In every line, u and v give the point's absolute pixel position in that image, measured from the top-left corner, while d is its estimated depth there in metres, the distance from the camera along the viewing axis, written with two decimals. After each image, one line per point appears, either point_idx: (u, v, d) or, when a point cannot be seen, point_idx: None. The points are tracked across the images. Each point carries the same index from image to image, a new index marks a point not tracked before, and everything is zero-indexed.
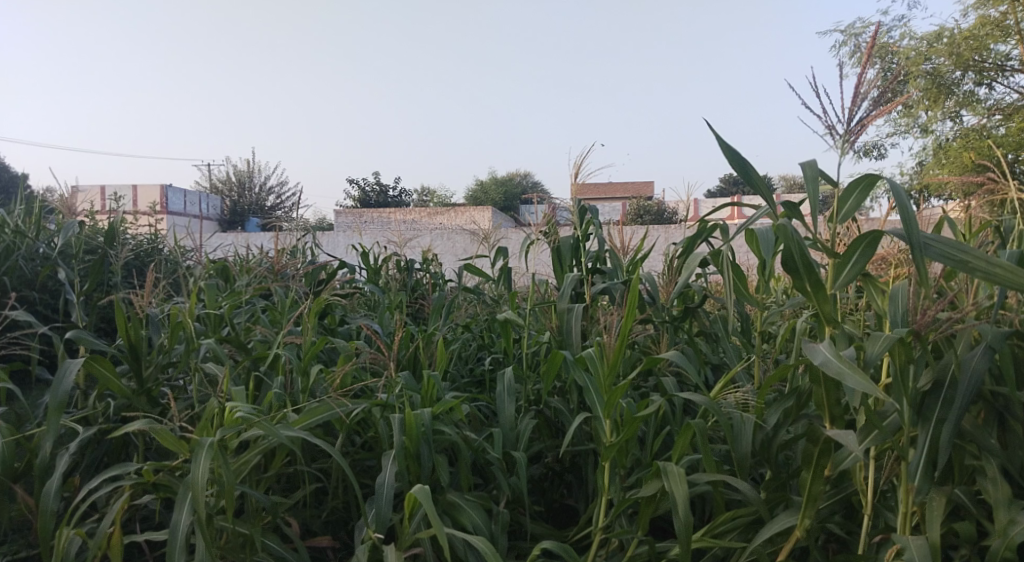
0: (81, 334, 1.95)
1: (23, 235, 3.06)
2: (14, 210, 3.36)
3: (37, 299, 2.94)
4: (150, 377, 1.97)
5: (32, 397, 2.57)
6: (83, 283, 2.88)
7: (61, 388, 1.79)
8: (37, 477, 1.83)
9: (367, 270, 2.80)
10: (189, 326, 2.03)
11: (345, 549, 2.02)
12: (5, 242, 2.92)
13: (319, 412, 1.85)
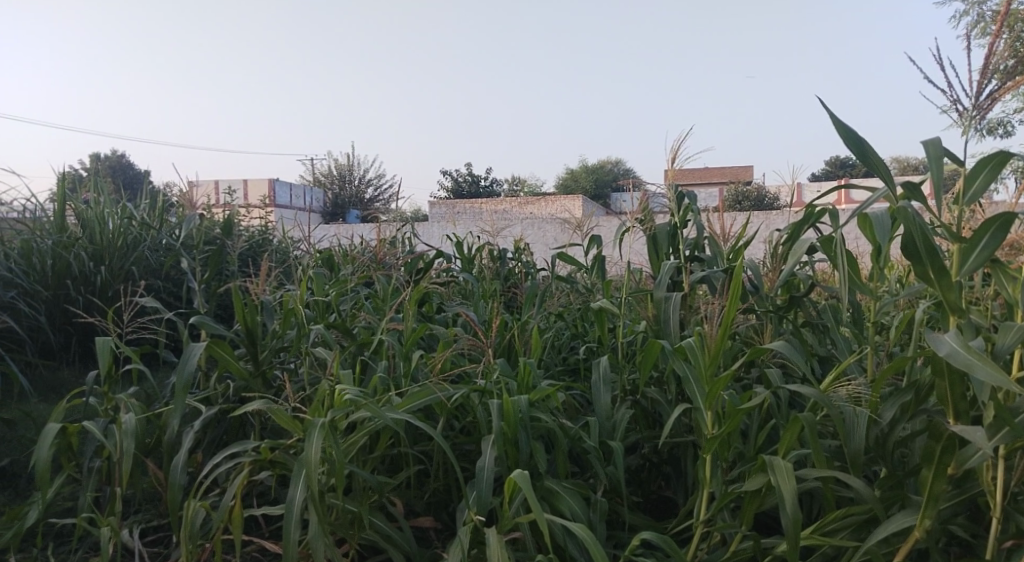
0: (203, 319, 2.09)
1: (149, 228, 3.30)
2: (140, 205, 3.63)
3: (162, 287, 3.16)
4: (265, 360, 2.09)
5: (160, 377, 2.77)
6: (203, 271, 3.07)
7: (187, 370, 1.93)
8: (166, 452, 1.97)
9: (461, 259, 2.76)
10: (300, 312, 2.14)
11: (446, 531, 2.07)
12: (134, 234, 3.16)
13: (421, 396, 1.92)
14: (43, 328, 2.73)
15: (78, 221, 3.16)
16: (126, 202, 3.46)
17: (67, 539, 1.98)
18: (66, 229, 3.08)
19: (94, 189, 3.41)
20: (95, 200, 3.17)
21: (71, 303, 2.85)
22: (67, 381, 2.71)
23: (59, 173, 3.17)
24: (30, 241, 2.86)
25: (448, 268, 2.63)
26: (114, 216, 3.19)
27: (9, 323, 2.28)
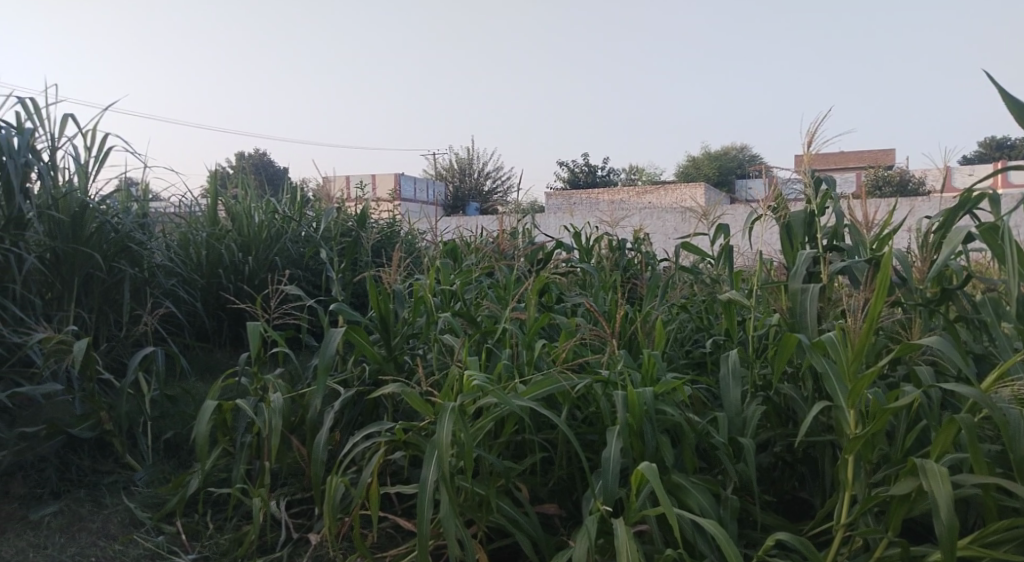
0: (341, 306, 2.22)
1: (288, 221, 3.53)
2: (280, 200, 3.89)
3: (298, 277, 3.38)
4: (396, 345, 2.22)
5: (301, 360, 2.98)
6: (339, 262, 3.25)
7: (327, 353, 2.05)
8: (309, 430, 2.12)
9: (582, 250, 2.77)
10: (429, 300, 2.24)
11: (571, 519, 2.09)
12: (278, 226, 3.38)
13: (546, 384, 1.95)
14: (199, 313, 2.99)
15: (227, 214, 3.43)
16: (269, 197, 3.72)
17: (223, 507, 2.16)
18: (217, 222, 3.35)
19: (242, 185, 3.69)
20: (241, 196, 3.46)
21: (223, 291, 3.10)
22: (218, 362, 2.94)
23: (211, 172, 3.48)
24: (186, 233, 3.14)
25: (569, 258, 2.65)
26: (258, 210, 3.44)
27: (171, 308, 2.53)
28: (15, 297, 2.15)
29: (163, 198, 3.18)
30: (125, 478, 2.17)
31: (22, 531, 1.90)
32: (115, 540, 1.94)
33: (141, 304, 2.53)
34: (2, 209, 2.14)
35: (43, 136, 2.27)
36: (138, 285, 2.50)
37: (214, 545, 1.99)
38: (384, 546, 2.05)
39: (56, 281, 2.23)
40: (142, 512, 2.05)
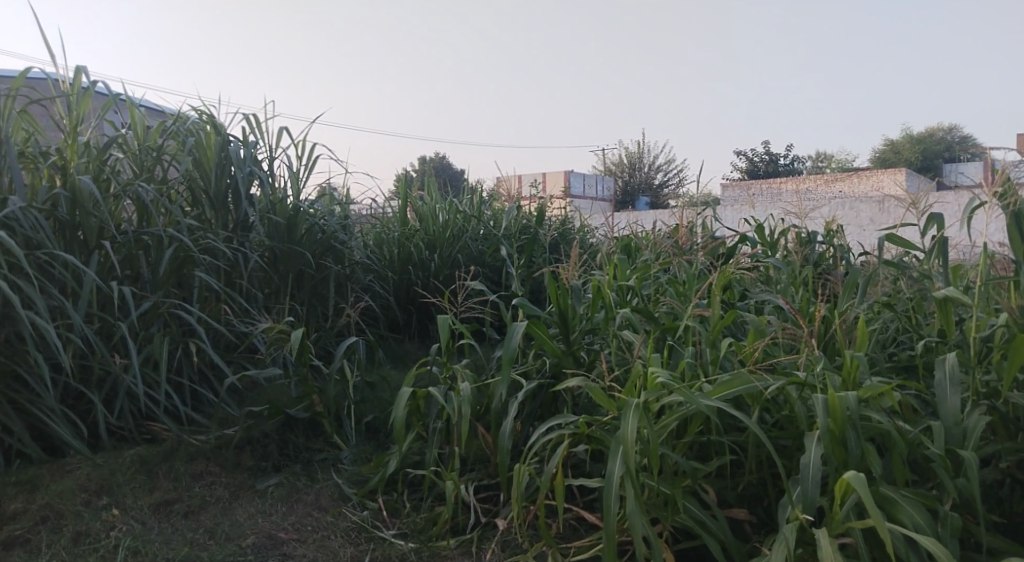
0: (522, 301, 2.28)
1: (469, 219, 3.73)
2: (462, 200, 4.07)
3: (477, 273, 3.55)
4: (575, 340, 2.25)
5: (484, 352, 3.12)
6: (519, 258, 3.36)
7: (511, 346, 2.14)
8: (494, 420, 2.21)
9: (769, 244, 2.66)
10: (609, 295, 2.24)
11: (764, 526, 2.01)
12: (460, 224, 3.56)
13: (736, 384, 1.88)
14: (391, 306, 3.24)
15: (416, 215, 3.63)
16: (452, 198, 3.90)
17: (418, 487, 2.32)
18: (407, 222, 3.56)
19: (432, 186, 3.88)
20: (424, 197, 3.70)
21: (411, 286, 3.32)
22: (409, 353, 3.15)
23: (398, 175, 3.75)
24: (381, 233, 3.44)
25: (756, 252, 2.54)
26: (443, 210, 3.62)
27: (367, 301, 2.75)
28: (243, 291, 2.45)
29: (364, 200, 3.43)
30: (333, 456, 2.40)
31: (253, 497, 2.17)
32: (327, 511, 2.16)
33: (342, 298, 2.78)
34: (232, 215, 2.43)
35: (263, 148, 2.54)
36: (340, 280, 2.76)
37: (411, 523, 2.15)
38: (569, 537, 2.10)
39: (274, 278, 2.53)
40: (349, 488, 2.25)
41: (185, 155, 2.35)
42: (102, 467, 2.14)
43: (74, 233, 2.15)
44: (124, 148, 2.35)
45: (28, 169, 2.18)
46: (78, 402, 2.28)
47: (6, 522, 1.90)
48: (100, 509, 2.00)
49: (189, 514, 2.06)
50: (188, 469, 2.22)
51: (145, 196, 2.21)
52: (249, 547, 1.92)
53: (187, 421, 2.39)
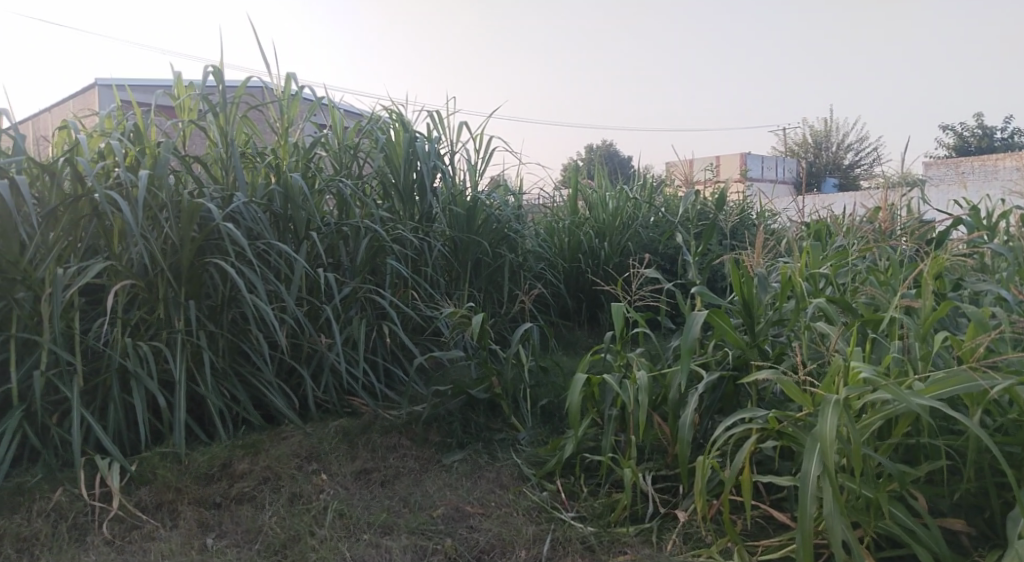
0: (701, 289, 2.20)
1: (641, 206, 3.77)
2: (631, 185, 4.07)
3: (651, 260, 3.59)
4: (760, 331, 2.16)
5: (661, 340, 3.14)
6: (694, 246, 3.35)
7: (690, 335, 2.09)
8: (673, 410, 2.18)
9: (987, 229, 2.44)
10: (800, 284, 2.11)
11: (985, 540, 1.82)
12: (631, 211, 3.61)
13: (956, 382, 1.69)
14: (562, 294, 3.35)
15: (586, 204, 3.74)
16: (623, 184, 3.92)
17: (595, 473, 2.36)
18: (578, 211, 3.65)
19: (600, 174, 3.91)
20: (596, 184, 3.79)
21: (581, 274, 3.39)
22: (578, 341, 3.26)
23: (570, 164, 3.86)
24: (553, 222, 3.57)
25: (974, 238, 2.33)
26: (614, 197, 3.68)
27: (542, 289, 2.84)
28: (428, 278, 2.62)
29: (534, 190, 3.53)
30: (511, 437, 2.50)
31: (440, 471, 2.32)
32: (508, 489, 2.25)
33: (518, 286, 2.90)
34: (418, 207, 2.62)
35: (444, 144, 2.73)
36: (515, 268, 2.88)
37: (590, 507, 2.18)
38: (756, 535, 2.03)
39: (455, 265, 2.68)
40: (528, 468, 2.34)
41: (378, 152, 2.56)
42: (311, 435, 2.38)
43: (287, 224, 2.40)
44: (326, 147, 2.58)
45: (249, 168, 2.44)
46: (290, 376, 2.55)
47: (237, 479, 2.18)
48: (311, 473, 2.23)
49: (385, 483, 2.25)
50: (383, 441, 2.40)
51: (346, 190, 2.43)
52: (440, 518, 2.08)
53: (381, 397, 2.59)
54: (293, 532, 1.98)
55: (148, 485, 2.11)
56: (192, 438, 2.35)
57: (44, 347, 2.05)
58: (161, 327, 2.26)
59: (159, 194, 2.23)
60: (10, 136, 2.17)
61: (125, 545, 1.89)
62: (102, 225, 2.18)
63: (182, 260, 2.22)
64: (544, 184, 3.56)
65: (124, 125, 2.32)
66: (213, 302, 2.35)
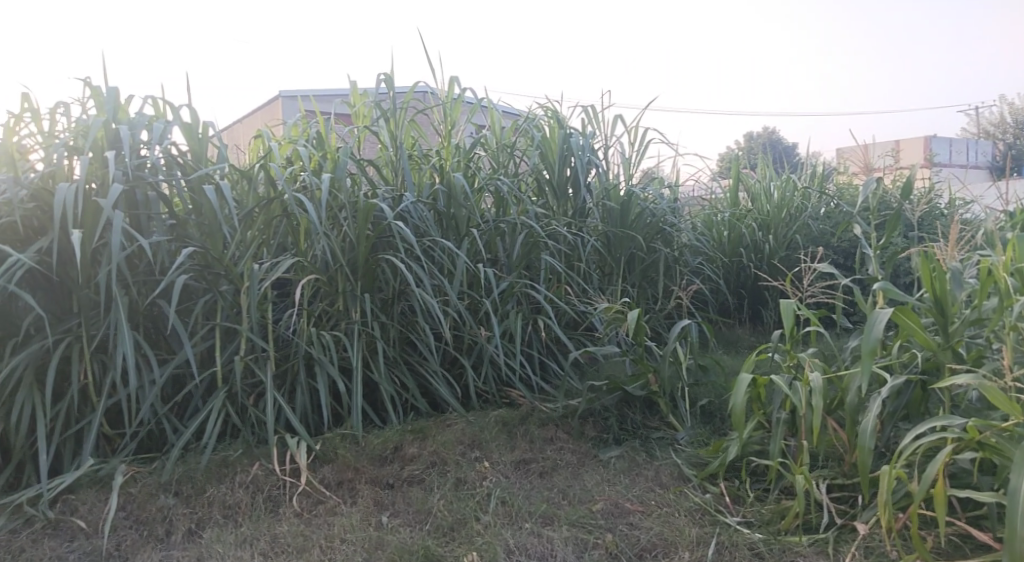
0: (885, 285, 2.01)
1: (809, 196, 3.63)
2: (799, 175, 3.96)
3: (819, 255, 3.45)
4: (955, 331, 1.96)
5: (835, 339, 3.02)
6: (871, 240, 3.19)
7: (873, 336, 1.92)
8: (850, 416, 2.04)
9: None
10: (1005, 279, 1.88)
11: None
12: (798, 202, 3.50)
13: None
14: (721, 290, 3.36)
15: (748, 194, 3.73)
16: (789, 173, 3.81)
17: (762, 478, 2.27)
18: (738, 203, 3.62)
19: (762, 166, 3.85)
20: (759, 174, 3.72)
21: (744, 268, 3.41)
22: (740, 339, 3.28)
23: (733, 154, 3.77)
24: (712, 215, 3.55)
25: None
26: (779, 187, 3.60)
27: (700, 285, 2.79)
28: (582, 273, 2.64)
29: (690, 181, 3.50)
30: (670, 436, 2.47)
31: (598, 466, 2.33)
32: (669, 489, 2.22)
33: (673, 280, 2.89)
34: (572, 202, 2.65)
35: (599, 139, 2.81)
36: (671, 262, 2.86)
37: (757, 513, 2.09)
38: (952, 555, 1.85)
39: (610, 260, 2.69)
40: (689, 469, 2.29)
41: (534, 150, 2.63)
42: (474, 423, 2.48)
43: (450, 222, 2.51)
44: (485, 147, 2.69)
45: (416, 169, 2.58)
46: (453, 366, 2.68)
47: (407, 462, 2.31)
48: (474, 460, 2.32)
49: (543, 474, 2.30)
50: (542, 433, 2.45)
51: (505, 188, 2.51)
52: (600, 513, 2.08)
53: (538, 390, 2.65)
54: (460, 516, 2.07)
55: (331, 464, 2.28)
56: (368, 421, 2.53)
57: (244, 334, 2.27)
58: (341, 318, 2.47)
59: (339, 196, 2.41)
60: (215, 145, 2.41)
61: (313, 518, 2.08)
62: (290, 225, 2.39)
63: (359, 257, 2.40)
64: (701, 176, 3.52)
65: (309, 132, 2.54)
66: (384, 296, 2.53)
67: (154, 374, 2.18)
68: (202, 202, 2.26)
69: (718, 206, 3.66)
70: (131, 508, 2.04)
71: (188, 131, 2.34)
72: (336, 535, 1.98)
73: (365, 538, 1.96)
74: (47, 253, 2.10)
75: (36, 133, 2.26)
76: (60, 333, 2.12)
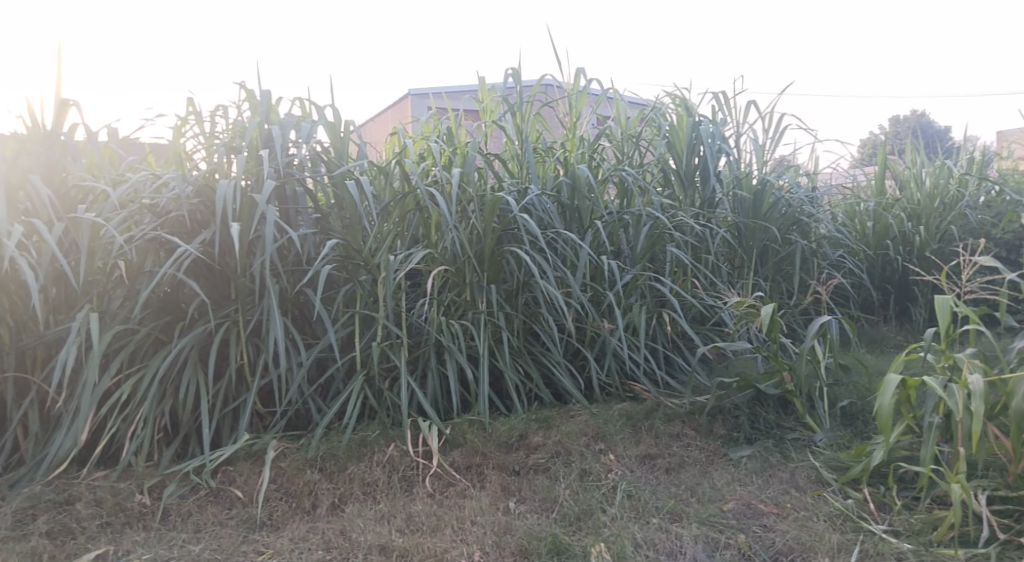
0: None
1: (966, 183, 3.38)
2: (955, 160, 3.70)
3: (976, 248, 3.22)
4: None
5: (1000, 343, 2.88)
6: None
7: None
8: (1017, 423, 1.85)
9: None
10: None
11: None
12: (955, 194, 3.30)
13: None
14: (863, 285, 3.20)
15: (896, 181, 3.56)
16: (944, 159, 3.58)
17: (911, 485, 2.12)
18: (885, 192, 3.48)
19: (911, 152, 3.65)
20: (910, 161, 3.55)
21: (890, 262, 3.26)
22: (885, 337, 3.10)
23: (882, 142, 3.54)
24: (854, 205, 3.40)
25: None
26: (932, 174, 3.38)
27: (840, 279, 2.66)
28: (709, 265, 2.58)
29: (830, 171, 3.37)
30: (806, 438, 2.37)
31: (727, 465, 2.27)
32: (805, 492, 2.12)
33: (810, 274, 2.79)
34: (700, 193, 2.59)
35: (729, 125, 2.76)
36: (807, 256, 2.77)
37: (905, 522, 1.95)
38: None
39: (740, 253, 2.62)
40: (828, 473, 2.18)
41: (661, 139, 2.60)
42: (598, 415, 2.48)
43: (573, 214, 2.51)
44: (610, 139, 2.68)
45: (541, 161, 2.62)
46: (576, 358, 2.69)
47: (533, 451, 2.35)
48: (598, 452, 2.32)
49: (670, 470, 2.26)
50: (667, 428, 2.41)
51: (630, 179, 2.48)
52: (731, 513, 2.02)
53: (663, 384, 2.61)
54: (587, 506, 2.07)
55: (460, 448, 2.36)
56: (494, 409, 2.60)
57: (380, 322, 2.38)
58: (468, 308, 2.53)
59: (467, 190, 2.47)
60: (354, 143, 2.56)
61: (444, 499, 2.16)
62: (422, 217, 2.48)
63: (485, 248, 2.45)
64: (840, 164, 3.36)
65: (439, 128, 2.65)
66: (509, 286, 2.58)
67: (301, 356, 2.34)
68: (344, 197, 2.40)
69: (862, 194, 3.52)
70: (281, 481, 2.20)
71: (331, 130, 2.50)
72: (466, 517, 2.04)
73: (494, 522, 2.01)
74: (210, 244, 2.28)
75: (199, 134, 2.47)
76: (221, 317, 2.29)
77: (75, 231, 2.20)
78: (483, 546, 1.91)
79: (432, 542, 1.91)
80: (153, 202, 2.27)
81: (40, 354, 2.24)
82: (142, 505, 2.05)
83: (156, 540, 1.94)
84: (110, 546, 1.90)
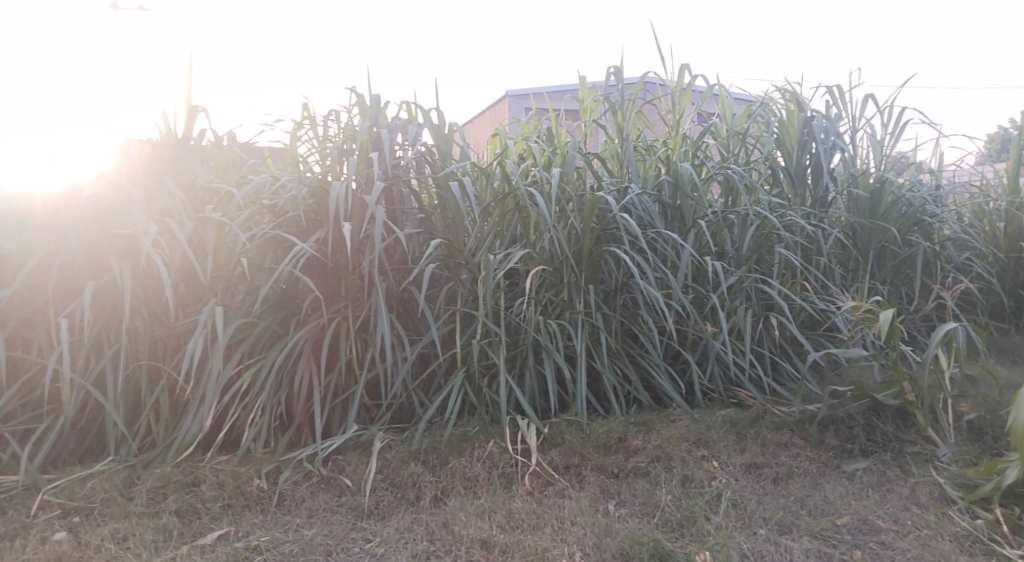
0: None
1: None
2: None
3: None
4: None
5: None
6: None
7: None
8: None
9: None
10: None
11: None
12: None
13: None
14: (992, 290, 2.99)
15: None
16: None
17: None
18: (1018, 190, 3.24)
19: None
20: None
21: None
22: (1018, 346, 2.89)
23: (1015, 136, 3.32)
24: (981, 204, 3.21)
25: None
26: None
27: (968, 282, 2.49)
28: (821, 267, 2.48)
29: (953, 167, 3.19)
30: (928, 452, 2.22)
31: (840, 478, 2.16)
32: (929, 510, 1.98)
33: (932, 277, 2.64)
34: (811, 191, 2.49)
35: (844, 120, 2.68)
36: (930, 258, 2.64)
37: None
38: None
39: (855, 255, 2.52)
40: (953, 490, 2.02)
41: (770, 135, 2.53)
42: (700, 420, 2.42)
43: (676, 214, 2.45)
44: (715, 136, 2.62)
45: (642, 159, 2.59)
46: (677, 360, 2.63)
47: (632, 454, 2.31)
48: (700, 459, 2.26)
49: (777, 480, 2.18)
50: (775, 437, 2.33)
51: (737, 178, 2.38)
52: (845, 528, 1.92)
53: (769, 391, 2.52)
54: (690, 513, 2.02)
55: (558, 448, 2.35)
56: (591, 410, 2.58)
57: (480, 320, 2.41)
58: (565, 307, 2.52)
59: (567, 189, 2.45)
60: (456, 145, 2.62)
61: (544, 498, 2.17)
62: (522, 217, 2.51)
63: (584, 248, 2.43)
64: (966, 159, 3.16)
65: (540, 128, 2.67)
66: (607, 287, 2.56)
67: (406, 352, 2.42)
68: (449, 198, 2.47)
69: (992, 192, 3.28)
70: (387, 472, 2.26)
71: (436, 132, 2.58)
72: (566, 517, 2.04)
73: (594, 523, 2.00)
74: (323, 243, 2.40)
75: (313, 138, 2.60)
76: (333, 312, 2.40)
77: (202, 230, 2.36)
78: (583, 547, 1.89)
79: (532, 540, 1.91)
80: (272, 203, 2.41)
81: (170, 344, 2.40)
82: (261, 490, 2.17)
83: (273, 523, 2.04)
84: (232, 526, 2.03)
